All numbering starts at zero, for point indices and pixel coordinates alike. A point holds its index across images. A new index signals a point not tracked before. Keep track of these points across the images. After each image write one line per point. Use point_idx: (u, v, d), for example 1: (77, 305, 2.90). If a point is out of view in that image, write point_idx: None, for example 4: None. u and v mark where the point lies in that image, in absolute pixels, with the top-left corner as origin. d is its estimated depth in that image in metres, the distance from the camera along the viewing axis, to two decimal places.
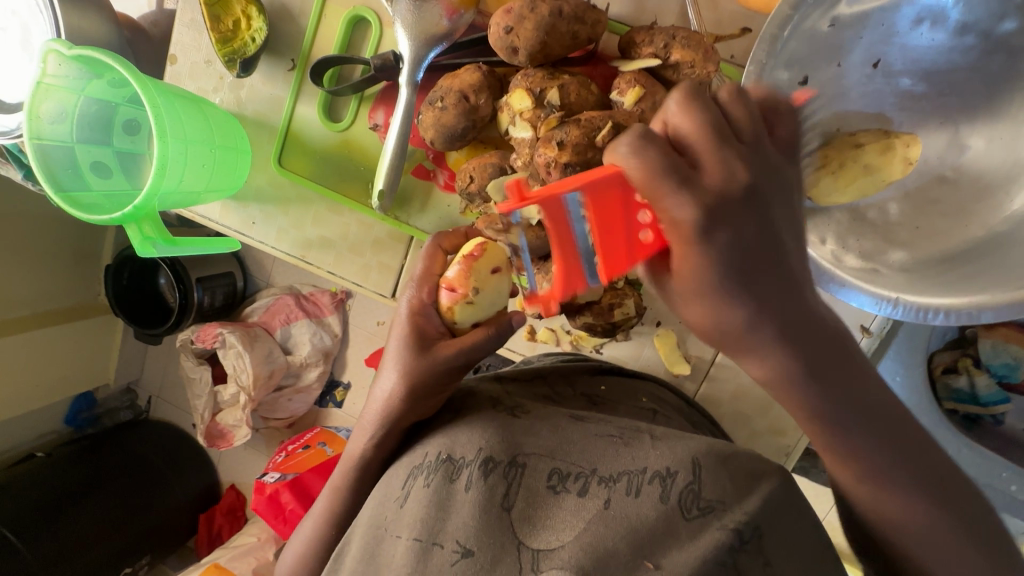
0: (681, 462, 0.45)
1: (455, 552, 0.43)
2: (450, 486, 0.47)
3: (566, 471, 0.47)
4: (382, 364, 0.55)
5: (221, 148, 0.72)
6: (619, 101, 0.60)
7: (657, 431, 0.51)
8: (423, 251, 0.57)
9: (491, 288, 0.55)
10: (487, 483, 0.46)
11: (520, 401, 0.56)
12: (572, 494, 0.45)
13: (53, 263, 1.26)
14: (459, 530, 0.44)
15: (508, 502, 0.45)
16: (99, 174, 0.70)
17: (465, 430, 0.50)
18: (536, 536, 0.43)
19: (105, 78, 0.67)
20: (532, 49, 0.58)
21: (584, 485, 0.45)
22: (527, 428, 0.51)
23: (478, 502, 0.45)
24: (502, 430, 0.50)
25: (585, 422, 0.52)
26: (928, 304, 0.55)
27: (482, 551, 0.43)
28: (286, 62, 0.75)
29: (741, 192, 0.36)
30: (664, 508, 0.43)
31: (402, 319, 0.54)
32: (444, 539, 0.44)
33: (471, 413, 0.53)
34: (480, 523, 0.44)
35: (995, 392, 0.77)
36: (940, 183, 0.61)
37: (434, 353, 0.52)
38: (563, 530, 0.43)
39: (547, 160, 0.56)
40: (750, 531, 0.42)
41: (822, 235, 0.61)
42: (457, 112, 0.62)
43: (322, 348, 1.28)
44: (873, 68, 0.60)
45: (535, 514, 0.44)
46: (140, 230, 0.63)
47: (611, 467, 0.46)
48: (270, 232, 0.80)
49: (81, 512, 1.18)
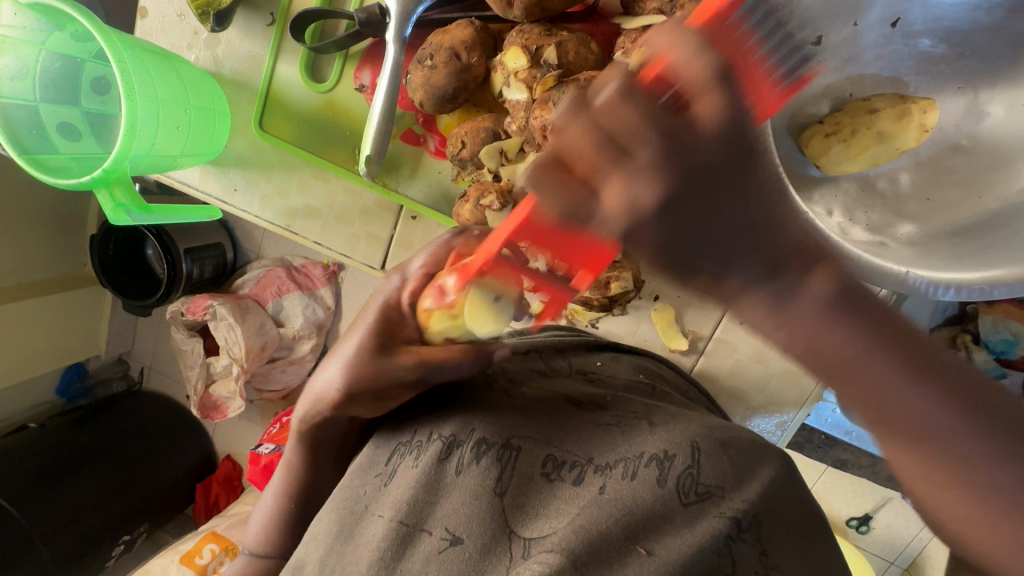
0: (679, 446, 0.44)
1: (444, 540, 0.42)
2: (439, 468, 0.45)
3: (562, 459, 0.45)
4: (331, 356, 0.51)
5: (197, 110, 0.68)
6: (623, 63, 0.55)
7: (655, 417, 0.49)
8: (430, 248, 0.53)
9: (478, 304, 0.46)
10: (479, 467, 0.44)
11: (514, 379, 0.54)
12: (566, 484, 0.44)
13: (38, 231, 1.22)
14: (448, 518, 0.43)
15: (501, 488, 0.43)
16: (66, 137, 0.66)
17: (452, 413, 0.48)
18: (528, 524, 0.42)
19: (67, 30, 0.62)
20: (528, 1, 0.54)
21: (579, 474, 0.44)
22: (519, 410, 0.49)
23: (471, 488, 0.44)
24: (497, 414, 0.48)
25: (584, 407, 0.50)
26: (939, 280, 0.51)
27: (471, 540, 0.41)
28: (264, 17, 0.70)
29: (682, 198, 0.28)
30: (661, 493, 0.42)
31: (373, 311, 0.51)
32: (433, 526, 0.43)
33: (462, 395, 0.50)
34: (471, 511, 0.42)
35: (993, 367, 0.76)
36: (955, 153, 0.58)
37: (391, 360, 0.48)
38: (555, 519, 0.42)
39: (544, 123, 0.54)
40: (748, 519, 0.41)
41: (829, 207, 0.60)
42: (447, 72, 0.58)
43: (313, 320, 1.26)
44: (891, 27, 0.57)
45: (527, 501, 0.43)
46: (111, 196, 0.60)
47: (607, 456, 0.45)
48: (252, 199, 0.76)
49: (75, 481, 1.17)
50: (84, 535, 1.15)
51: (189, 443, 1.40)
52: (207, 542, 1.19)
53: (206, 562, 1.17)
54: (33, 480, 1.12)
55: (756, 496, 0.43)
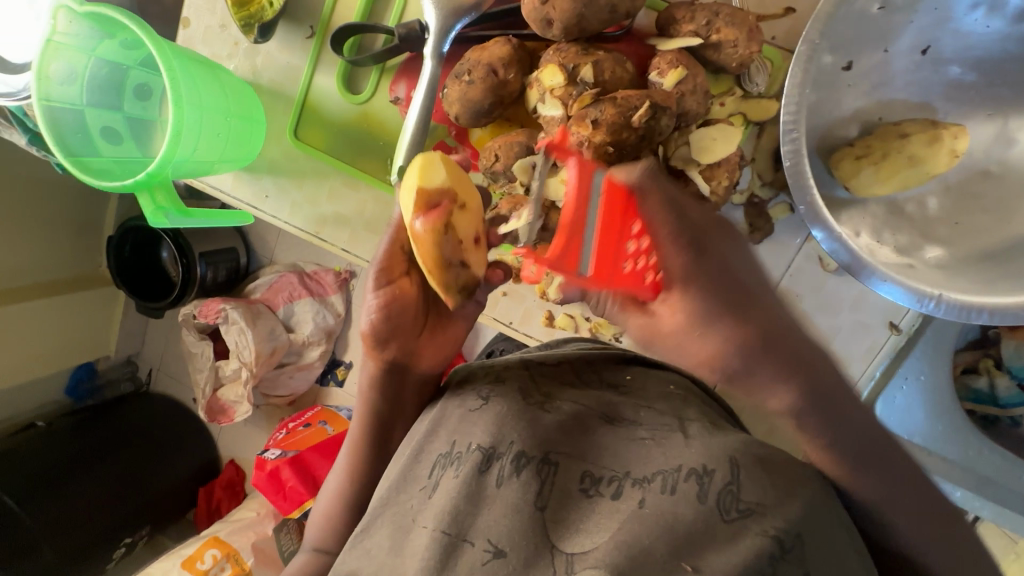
0: (718, 461, 0.45)
1: (487, 552, 0.42)
2: (481, 480, 0.46)
3: (598, 475, 0.46)
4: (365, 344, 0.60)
5: (237, 118, 0.69)
6: (657, 82, 0.57)
7: (692, 430, 0.50)
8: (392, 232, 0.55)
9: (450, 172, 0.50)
10: (520, 480, 0.45)
11: (547, 392, 0.55)
12: (604, 498, 0.45)
13: (57, 232, 1.24)
14: (489, 530, 0.43)
15: (541, 502, 0.44)
16: (108, 141, 0.67)
17: (490, 418, 0.50)
18: (572, 540, 0.42)
19: (117, 38, 0.64)
20: (568, 21, 0.55)
21: (617, 488, 0.45)
22: (559, 425, 0.50)
23: (512, 500, 0.45)
24: (535, 427, 0.49)
25: (617, 424, 0.52)
26: (971, 304, 0.51)
27: (513, 553, 0.42)
28: (305, 29, 0.72)
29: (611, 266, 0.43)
30: (702, 509, 0.42)
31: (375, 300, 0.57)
32: (474, 537, 0.43)
33: (500, 401, 0.52)
34: (513, 523, 0.43)
35: (1015, 394, 0.76)
36: (984, 178, 0.59)
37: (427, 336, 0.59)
38: (596, 533, 0.42)
39: (580, 139, 0.55)
40: (792, 540, 0.41)
41: (857, 228, 0.59)
42: (484, 86, 0.60)
43: (323, 327, 1.27)
44: (922, 55, 0.58)
45: (567, 517, 0.44)
46: (152, 199, 0.61)
47: (644, 470, 0.46)
48: (282, 206, 0.77)
49: (83, 483, 1.17)
50: (87, 539, 1.15)
51: (195, 448, 1.41)
52: (209, 548, 1.18)
53: (207, 568, 1.15)
54: (40, 483, 1.12)
55: (795, 516, 0.42)
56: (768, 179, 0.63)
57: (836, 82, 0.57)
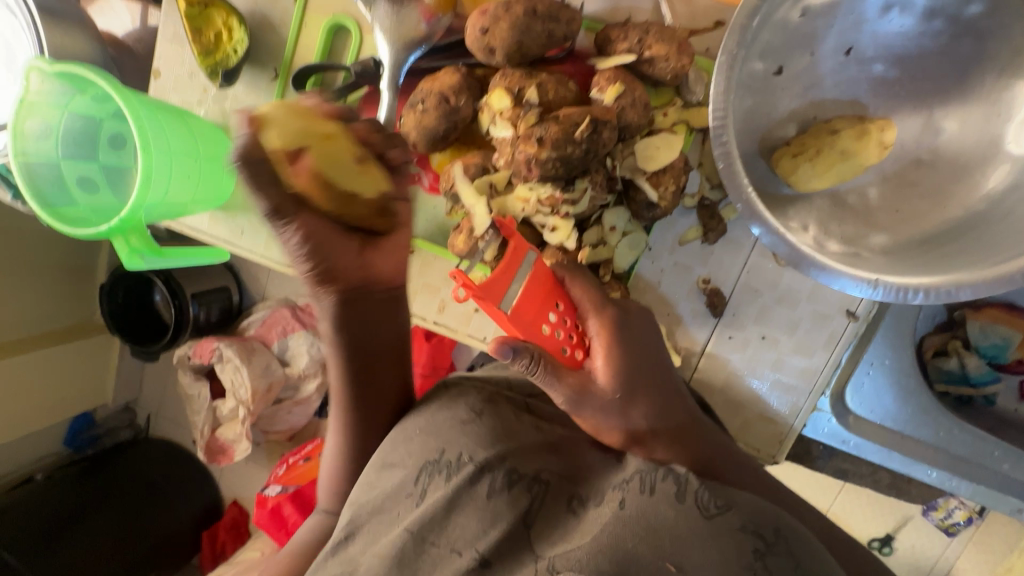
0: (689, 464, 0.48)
1: (472, 560, 0.44)
2: (470, 489, 0.48)
3: (586, 497, 0.48)
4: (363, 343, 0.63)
5: (206, 160, 0.73)
6: (598, 98, 0.60)
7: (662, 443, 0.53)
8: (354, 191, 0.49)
9: None
10: (510, 493, 0.47)
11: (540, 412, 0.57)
12: (590, 509, 0.46)
13: (51, 285, 1.27)
14: (476, 540, 0.45)
15: (529, 517, 0.46)
16: (84, 189, 0.70)
17: (481, 429, 0.52)
18: (552, 556, 0.44)
19: (88, 93, 0.67)
20: (509, 48, 0.59)
21: (598, 496, 0.47)
22: (544, 447, 0.53)
23: (498, 510, 0.46)
24: (521, 441, 0.52)
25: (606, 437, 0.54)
26: (908, 285, 0.53)
27: (499, 562, 0.44)
28: (268, 72, 0.76)
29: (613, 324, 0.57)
30: (681, 508, 0.43)
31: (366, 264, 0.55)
32: (461, 547, 0.45)
33: (492, 413, 0.54)
34: (498, 533, 0.45)
35: (986, 373, 0.77)
36: (918, 166, 0.62)
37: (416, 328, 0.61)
38: (573, 541, 0.44)
39: (527, 157, 0.58)
40: (771, 534, 0.43)
41: (804, 222, 0.61)
42: (437, 114, 0.63)
43: (319, 359, 1.28)
44: (846, 56, 0.61)
45: (550, 532, 0.45)
46: (127, 243, 0.64)
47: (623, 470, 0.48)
48: (258, 242, 0.80)
49: (81, 535, 1.16)
50: None
51: (193, 491, 1.39)
52: None
53: None
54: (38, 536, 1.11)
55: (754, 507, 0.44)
56: (715, 181, 0.67)
57: (768, 86, 0.60)
